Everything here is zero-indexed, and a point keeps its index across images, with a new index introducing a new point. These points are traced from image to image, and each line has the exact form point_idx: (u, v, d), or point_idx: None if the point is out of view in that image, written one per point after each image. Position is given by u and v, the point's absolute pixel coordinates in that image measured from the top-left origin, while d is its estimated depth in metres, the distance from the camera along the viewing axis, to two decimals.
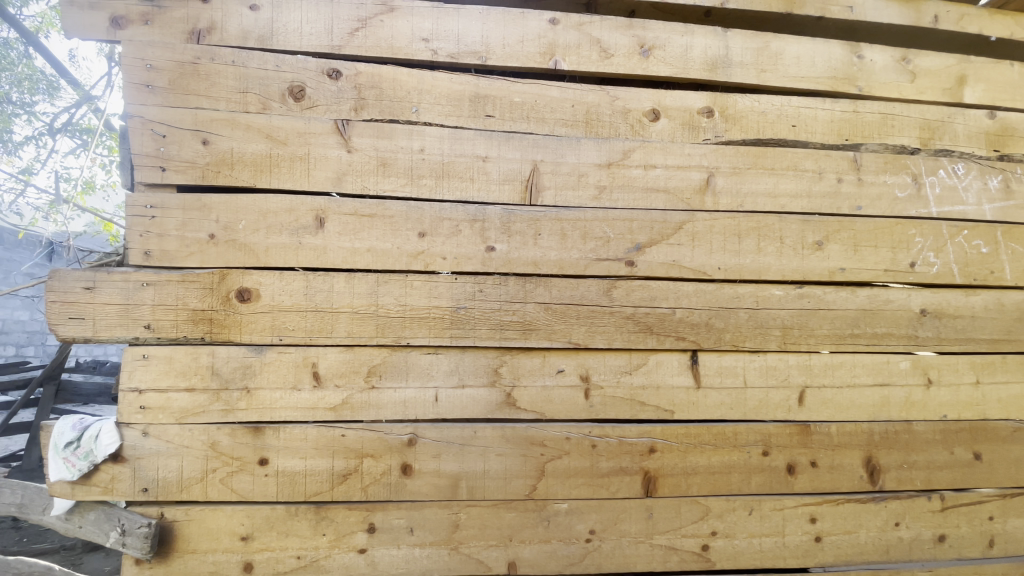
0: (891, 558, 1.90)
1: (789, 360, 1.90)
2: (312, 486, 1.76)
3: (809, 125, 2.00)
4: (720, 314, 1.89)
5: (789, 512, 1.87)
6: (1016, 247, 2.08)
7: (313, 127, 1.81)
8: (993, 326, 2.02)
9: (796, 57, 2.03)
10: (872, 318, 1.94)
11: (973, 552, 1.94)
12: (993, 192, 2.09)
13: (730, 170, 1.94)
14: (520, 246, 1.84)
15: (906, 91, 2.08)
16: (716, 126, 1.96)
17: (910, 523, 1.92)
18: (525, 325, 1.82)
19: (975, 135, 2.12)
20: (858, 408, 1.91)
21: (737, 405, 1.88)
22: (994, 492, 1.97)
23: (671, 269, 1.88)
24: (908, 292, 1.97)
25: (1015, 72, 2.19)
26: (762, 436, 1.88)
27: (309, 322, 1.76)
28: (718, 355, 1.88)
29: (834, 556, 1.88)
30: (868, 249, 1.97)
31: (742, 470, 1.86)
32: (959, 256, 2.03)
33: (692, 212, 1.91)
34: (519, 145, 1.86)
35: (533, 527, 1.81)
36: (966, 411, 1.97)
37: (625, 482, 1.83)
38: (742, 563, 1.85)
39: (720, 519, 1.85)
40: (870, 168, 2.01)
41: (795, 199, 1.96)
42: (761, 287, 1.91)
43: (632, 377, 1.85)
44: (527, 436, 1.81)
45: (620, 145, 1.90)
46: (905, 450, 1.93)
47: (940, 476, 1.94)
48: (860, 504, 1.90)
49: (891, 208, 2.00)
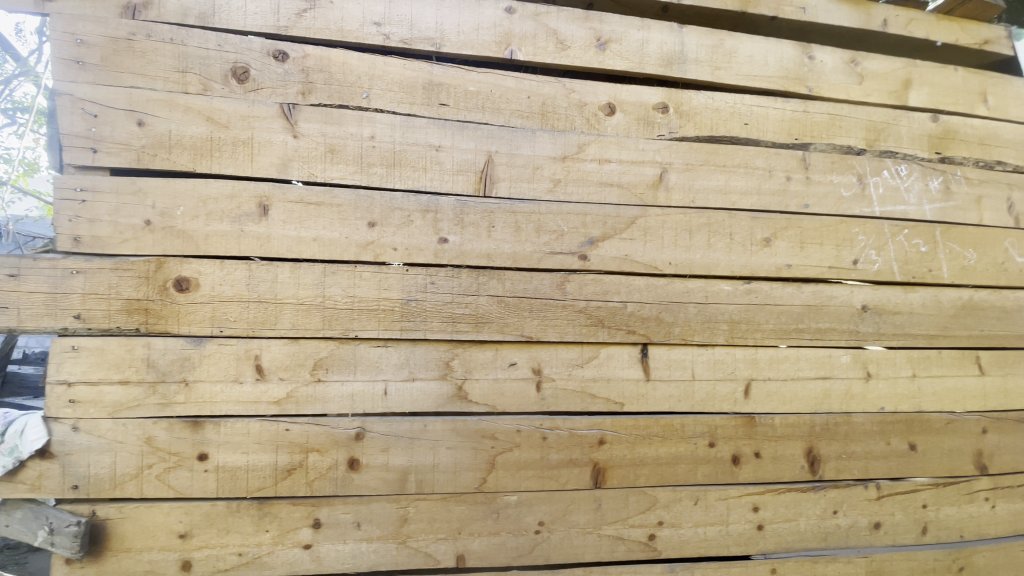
0: (829, 544, 1.97)
1: (736, 354, 1.94)
2: (253, 482, 1.71)
3: (761, 123, 2.04)
4: (671, 308, 1.91)
5: (733, 501, 1.92)
6: (953, 246, 2.16)
7: (257, 110, 1.74)
8: (929, 322, 2.10)
9: (750, 56, 2.05)
10: (816, 313, 2.00)
11: (906, 538, 2.03)
12: (933, 193, 2.17)
13: (683, 166, 1.96)
14: (473, 238, 1.80)
15: (854, 93, 2.14)
16: (671, 122, 1.97)
17: (848, 511, 1.99)
18: (477, 318, 1.79)
19: (918, 137, 2.19)
20: (801, 400, 1.97)
21: (685, 397, 1.90)
22: (927, 481, 2.06)
23: (623, 263, 1.89)
24: (850, 288, 2.03)
25: (957, 77, 2.27)
26: (709, 427, 1.91)
27: (251, 313, 1.71)
28: (667, 349, 1.91)
29: (775, 543, 1.94)
30: (814, 247, 2.02)
31: (689, 461, 1.90)
32: (900, 255, 2.10)
33: (645, 207, 1.92)
34: (473, 135, 1.83)
35: (482, 520, 1.80)
36: (902, 404, 2.05)
37: (575, 474, 1.85)
38: (687, 552, 1.89)
39: (667, 509, 1.88)
40: (818, 167, 2.06)
41: (745, 196, 1.99)
42: (711, 282, 1.94)
43: (584, 369, 1.86)
44: (477, 429, 1.80)
45: (574, 139, 1.90)
46: (844, 441, 2.00)
47: (876, 465, 2.02)
48: (800, 493, 1.96)
49: (837, 206, 2.06)
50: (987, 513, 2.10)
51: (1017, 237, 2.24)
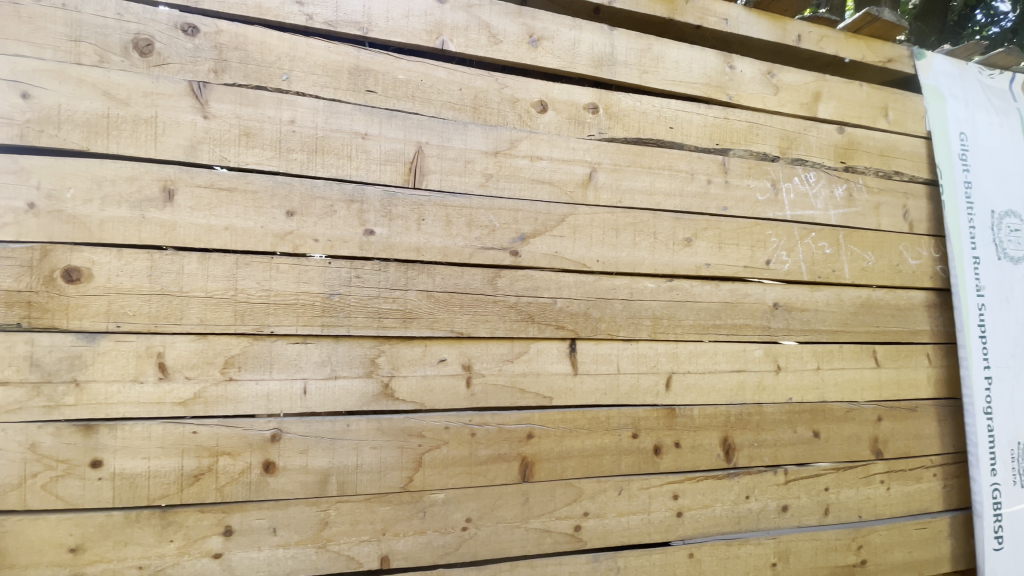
0: (741, 527, 2.09)
1: (659, 348, 2.01)
2: (156, 489, 1.58)
3: (685, 127, 2.12)
4: (598, 304, 1.95)
5: (655, 490, 1.99)
6: (854, 249, 2.35)
7: (162, 87, 1.60)
8: (832, 318, 2.27)
9: (676, 62, 2.13)
10: (732, 310, 2.11)
11: (810, 519, 2.18)
12: (838, 199, 2.35)
13: (612, 167, 2.01)
14: (402, 230, 1.75)
15: (769, 103, 2.27)
16: (601, 122, 2.01)
17: (759, 495, 2.12)
18: (404, 314, 1.74)
19: (826, 147, 2.36)
20: (718, 392, 2.08)
21: (610, 390, 1.95)
22: (829, 466, 2.22)
23: (553, 260, 1.91)
24: (764, 287, 2.16)
25: (861, 93, 2.47)
26: (633, 420, 1.97)
27: (153, 306, 1.58)
28: (595, 344, 1.95)
29: (693, 528, 2.03)
30: (731, 247, 2.13)
31: (613, 453, 1.95)
32: (808, 256, 2.25)
33: (574, 205, 1.95)
34: (402, 125, 1.77)
35: (408, 520, 1.75)
36: (808, 394, 2.20)
37: (503, 469, 1.84)
38: (611, 541, 1.93)
39: (592, 500, 1.92)
40: (736, 171, 2.17)
41: (669, 197, 2.06)
42: (636, 279, 2.00)
43: (513, 365, 1.86)
44: (404, 428, 1.73)
45: (506, 134, 1.88)
46: (756, 430, 2.12)
47: (784, 452, 2.16)
48: (716, 480, 2.06)
49: (753, 209, 2.18)
50: (881, 493, 2.30)
51: (909, 242, 2.47)
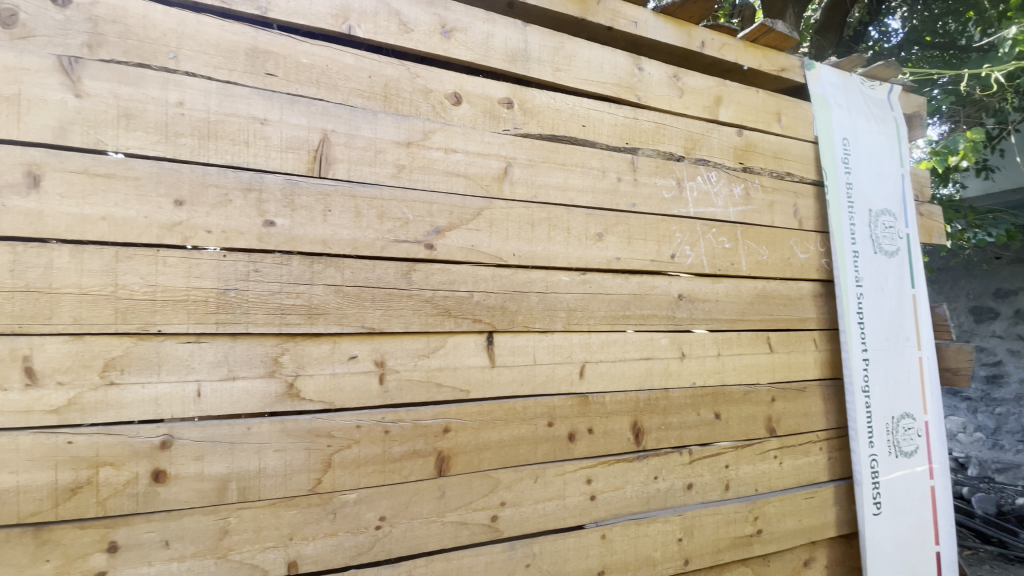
0: (650, 507, 2.17)
1: (573, 339, 2.08)
2: (26, 506, 1.41)
3: (597, 126, 2.19)
4: (514, 298, 1.97)
5: (569, 476, 2.03)
6: (750, 244, 2.54)
7: (27, 61, 1.43)
8: (731, 308, 2.45)
9: (587, 61, 2.19)
10: (641, 301, 2.22)
11: (713, 495, 2.31)
12: (737, 198, 2.53)
13: (526, 162, 2.03)
14: (306, 222, 1.67)
15: (675, 105, 2.40)
16: (515, 117, 2.02)
17: (666, 475, 2.22)
18: (310, 309, 1.66)
19: (726, 149, 2.53)
20: (628, 378, 2.17)
21: (526, 381, 1.98)
22: (729, 445, 2.37)
23: (470, 254, 1.89)
24: (669, 279, 2.29)
25: (757, 99, 2.67)
26: (548, 408, 2.02)
27: (17, 305, 1.41)
28: (511, 336, 1.97)
29: (606, 511, 2.09)
30: (639, 242, 2.23)
31: (529, 442, 1.97)
32: (709, 250, 2.41)
33: (490, 199, 1.94)
34: (306, 111, 1.70)
35: (317, 522, 1.67)
36: (709, 378, 2.36)
37: (418, 465, 1.79)
38: (528, 528, 1.94)
39: (508, 489, 1.92)
40: (645, 170, 2.28)
41: (581, 193, 2.13)
42: (550, 273, 2.05)
43: (430, 360, 1.82)
44: (311, 428, 1.66)
45: (419, 125, 1.84)
46: (663, 414, 2.24)
47: (689, 434, 2.29)
48: (627, 462, 2.14)
49: (659, 206, 2.30)
50: (775, 467, 2.48)
51: (799, 237, 2.71)
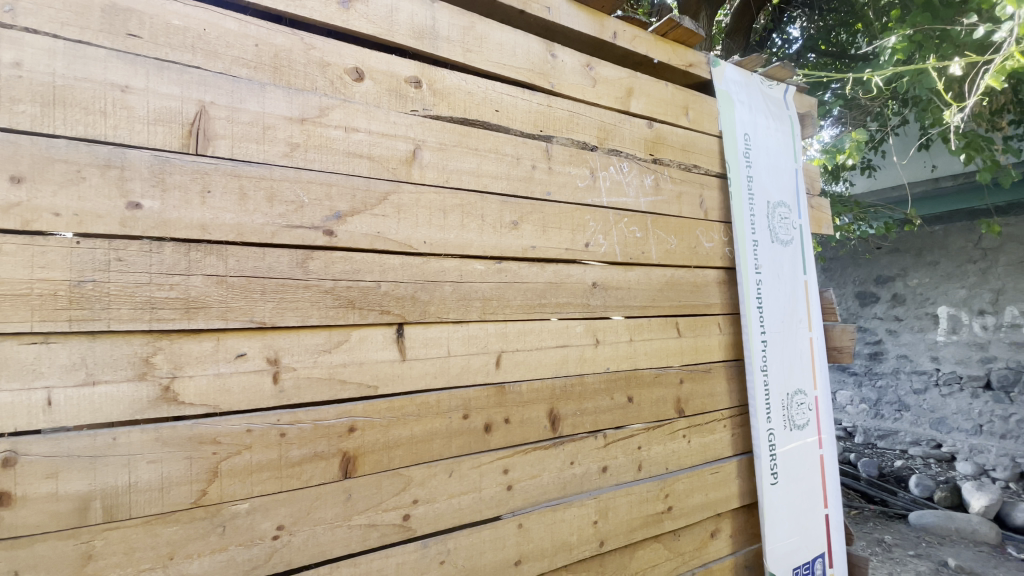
0: (568, 492, 2.16)
1: (488, 329, 2.01)
2: None
3: (510, 111, 2.14)
4: (426, 287, 1.86)
5: (485, 467, 1.95)
6: (660, 233, 2.62)
7: None
8: (642, 295, 2.51)
9: (499, 44, 2.14)
10: (556, 289, 2.21)
11: (627, 476, 2.35)
12: (647, 188, 2.59)
13: (436, 145, 1.93)
14: (180, 205, 1.49)
15: (587, 94, 2.41)
16: (424, 98, 1.92)
17: (582, 460, 2.22)
18: (187, 303, 1.49)
19: (637, 140, 2.58)
20: (544, 366, 2.15)
21: (441, 373, 1.88)
22: (641, 427, 2.43)
23: (375, 241, 1.76)
24: (584, 268, 2.31)
25: (665, 92, 2.75)
26: (463, 400, 1.92)
27: None
28: (424, 327, 1.85)
29: (523, 500, 2.04)
30: (554, 230, 2.22)
31: (444, 436, 1.87)
32: (621, 239, 2.45)
33: (397, 182, 1.82)
34: (178, 79, 1.51)
35: (203, 538, 1.48)
36: (622, 363, 2.41)
37: (320, 468, 1.64)
38: (443, 524, 1.84)
39: (422, 486, 1.81)
40: (559, 158, 2.27)
41: (495, 180, 2.07)
42: (465, 261, 1.97)
43: (332, 355, 1.67)
44: (193, 435, 1.49)
45: (315, 101, 1.70)
46: (579, 400, 2.24)
47: (603, 418, 2.31)
48: (543, 450, 2.10)
49: (573, 195, 2.30)
50: (684, 446, 2.59)
51: (704, 227, 2.83)
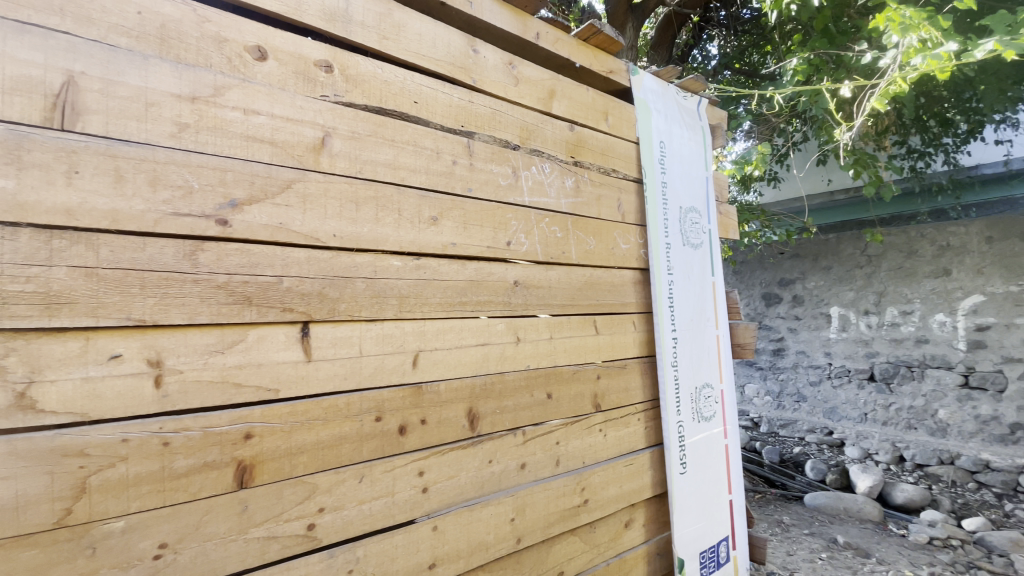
0: (485, 491, 2.13)
1: (405, 327, 1.93)
2: None
3: (429, 104, 2.08)
4: (335, 283, 1.76)
5: (399, 471, 1.87)
6: (580, 234, 2.67)
7: None
8: (563, 294, 2.55)
9: (418, 34, 2.08)
10: (477, 287, 2.18)
11: (545, 472, 2.37)
12: (568, 189, 2.64)
13: (349, 134, 1.84)
14: (40, 186, 1.31)
15: (509, 92, 2.40)
16: (335, 84, 1.82)
17: (501, 458, 2.20)
18: (48, 298, 1.31)
19: (559, 141, 2.62)
20: (463, 365, 2.10)
21: (351, 374, 1.78)
22: (559, 423, 2.46)
23: (277, 233, 1.65)
24: (505, 266, 2.30)
25: (586, 95, 2.81)
26: (376, 402, 1.83)
27: None
28: (332, 326, 1.75)
29: (438, 502, 1.98)
30: (475, 228, 2.19)
31: (353, 440, 1.77)
32: (542, 239, 2.47)
33: (303, 171, 1.72)
34: (41, 44, 1.33)
35: (68, 562, 1.31)
36: (542, 361, 2.42)
37: (211, 478, 1.51)
38: (352, 532, 1.75)
39: (328, 493, 1.71)
40: (480, 155, 2.24)
41: (414, 173, 2.00)
42: (379, 256, 1.88)
43: (225, 356, 1.55)
44: (55, 447, 1.31)
45: (208, 78, 1.56)
46: (499, 398, 2.21)
47: (523, 415, 2.30)
48: (461, 450, 2.05)
49: (495, 192, 2.28)
50: (600, 440, 2.66)
51: (622, 229, 2.93)
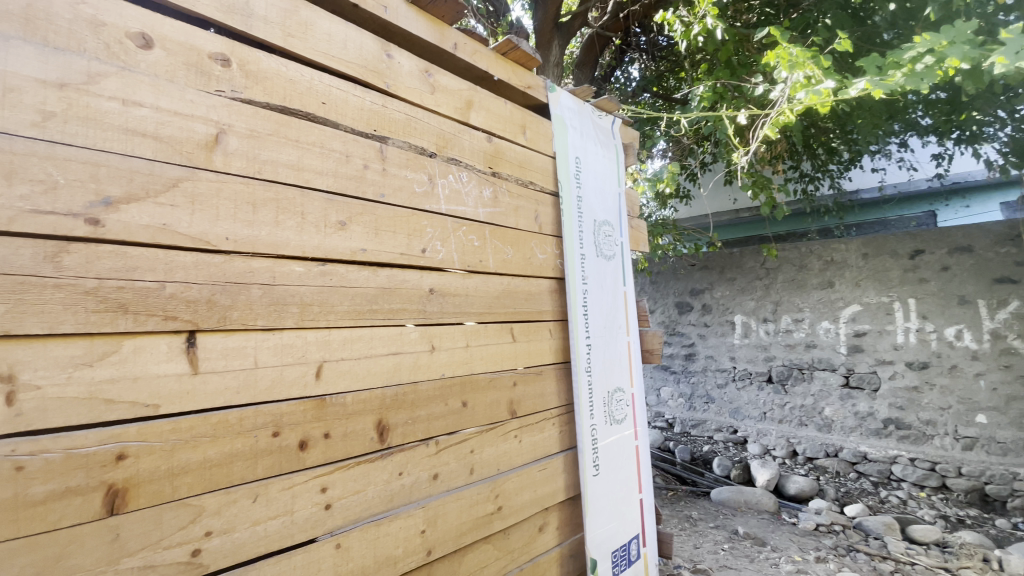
0: (394, 504, 2.08)
1: (307, 337, 1.85)
2: None
3: (339, 106, 2.03)
4: (228, 290, 1.66)
5: (299, 488, 1.78)
6: (497, 243, 2.71)
7: None
8: (479, 302, 2.56)
9: (327, 34, 2.02)
10: (389, 295, 2.14)
11: (458, 481, 2.36)
12: (485, 199, 2.67)
13: (247, 132, 1.74)
14: None
15: (425, 100, 2.40)
16: (233, 79, 1.72)
17: (412, 469, 2.16)
18: None
19: (476, 151, 2.64)
20: (373, 375, 2.04)
21: (245, 387, 1.68)
22: (473, 431, 2.46)
23: (160, 234, 1.52)
24: (420, 273, 2.27)
25: (503, 108, 2.87)
26: (273, 416, 1.73)
27: None
28: (223, 336, 1.64)
29: (343, 518, 1.90)
30: (387, 234, 2.15)
31: (247, 458, 1.67)
32: (458, 247, 2.48)
33: (193, 169, 1.61)
34: None
35: None
36: (457, 369, 2.41)
37: (76, 505, 1.35)
38: (244, 556, 1.63)
39: (217, 515, 1.59)
40: (394, 160, 2.21)
41: (320, 176, 1.93)
42: (279, 262, 1.79)
43: (94, 370, 1.40)
44: None
45: (81, 64, 1.42)
46: (411, 408, 2.18)
47: (435, 425, 2.27)
48: (369, 463, 1.99)
49: (409, 199, 2.25)
50: (515, 446, 2.70)
51: (539, 240, 3.00)
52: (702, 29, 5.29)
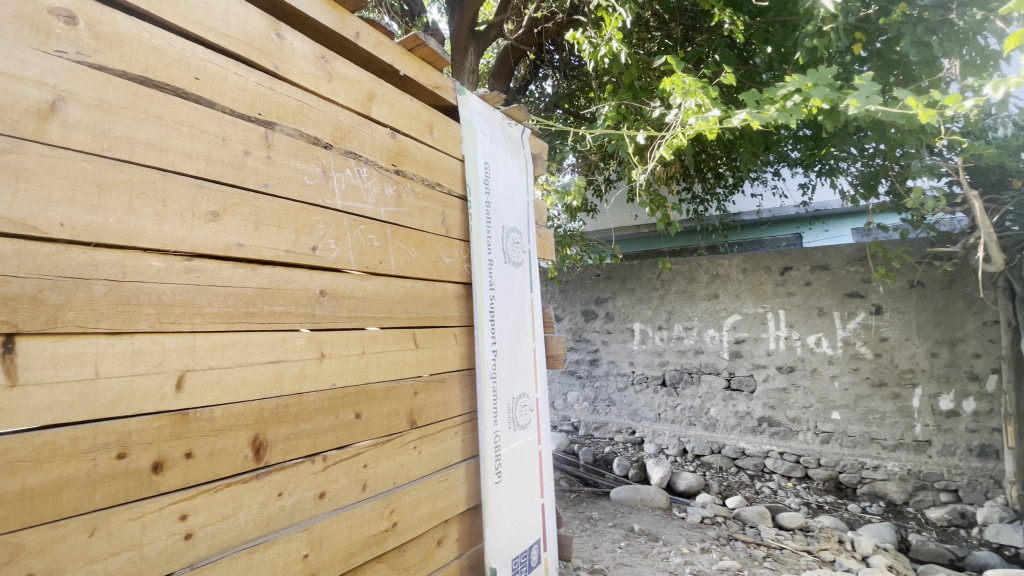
0: (271, 529, 1.88)
1: (166, 343, 1.62)
2: None
3: (216, 84, 1.82)
4: (61, 286, 1.41)
5: (151, 517, 1.54)
6: (399, 244, 2.59)
7: None
8: (378, 306, 2.43)
9: (204, 3, 1.82)
10: (271, 296, 1.94)
11: (348, 498, 2.20)
12: (387, 197, 2.55)
13: (95, 102, 1.50)
14: None
15: (321, 87, 2.24)
16: (79, 40, 1.48)
17: (294, 489, 1.97)
18: None
19: (378, 147, 2.52)
20: (249, 387, 1.84)
21: (83, 402, 1.43)
22: (367, 444, 2.32)
23: None
24: (309, 273, 2.10)
25: (409, 105, 2.77)
26: (119, 435, 1.49)
27: None
28: (52, 341, 1.38)
29: (207, 548, 1.68)
30: (270, 229, 1.96)
31: (84, 485, 1.42)
32: (355, 246, 2.33)
33: (19, 140, 1.35)
34: None
35: None
36: (351, 378, 2.26)
37: None
38: None
39: (40, 555, 1.33)
40: (281, 148, 2.03)
41: (189, 160, 1.71)
42: (133, 255, 1.56)
43: None
44: None
45: None
46: (294, 421, 1.99)
47: (323, 439, 2.10)
48: (240, 485, 1.78)
49: (298, 192, 2.08)
50: (413, 458, 2.58)
51: (445, 243, 2.93)
52: (608, 52, 5.52)
